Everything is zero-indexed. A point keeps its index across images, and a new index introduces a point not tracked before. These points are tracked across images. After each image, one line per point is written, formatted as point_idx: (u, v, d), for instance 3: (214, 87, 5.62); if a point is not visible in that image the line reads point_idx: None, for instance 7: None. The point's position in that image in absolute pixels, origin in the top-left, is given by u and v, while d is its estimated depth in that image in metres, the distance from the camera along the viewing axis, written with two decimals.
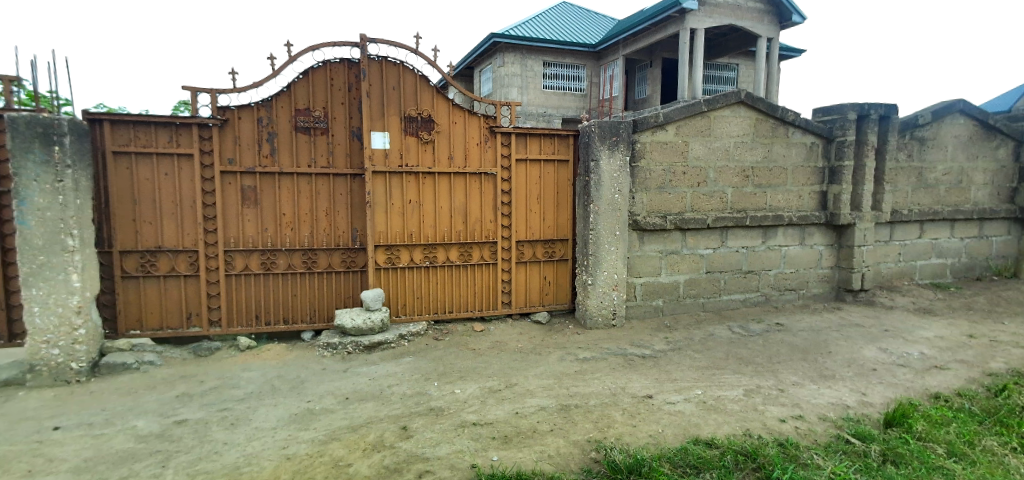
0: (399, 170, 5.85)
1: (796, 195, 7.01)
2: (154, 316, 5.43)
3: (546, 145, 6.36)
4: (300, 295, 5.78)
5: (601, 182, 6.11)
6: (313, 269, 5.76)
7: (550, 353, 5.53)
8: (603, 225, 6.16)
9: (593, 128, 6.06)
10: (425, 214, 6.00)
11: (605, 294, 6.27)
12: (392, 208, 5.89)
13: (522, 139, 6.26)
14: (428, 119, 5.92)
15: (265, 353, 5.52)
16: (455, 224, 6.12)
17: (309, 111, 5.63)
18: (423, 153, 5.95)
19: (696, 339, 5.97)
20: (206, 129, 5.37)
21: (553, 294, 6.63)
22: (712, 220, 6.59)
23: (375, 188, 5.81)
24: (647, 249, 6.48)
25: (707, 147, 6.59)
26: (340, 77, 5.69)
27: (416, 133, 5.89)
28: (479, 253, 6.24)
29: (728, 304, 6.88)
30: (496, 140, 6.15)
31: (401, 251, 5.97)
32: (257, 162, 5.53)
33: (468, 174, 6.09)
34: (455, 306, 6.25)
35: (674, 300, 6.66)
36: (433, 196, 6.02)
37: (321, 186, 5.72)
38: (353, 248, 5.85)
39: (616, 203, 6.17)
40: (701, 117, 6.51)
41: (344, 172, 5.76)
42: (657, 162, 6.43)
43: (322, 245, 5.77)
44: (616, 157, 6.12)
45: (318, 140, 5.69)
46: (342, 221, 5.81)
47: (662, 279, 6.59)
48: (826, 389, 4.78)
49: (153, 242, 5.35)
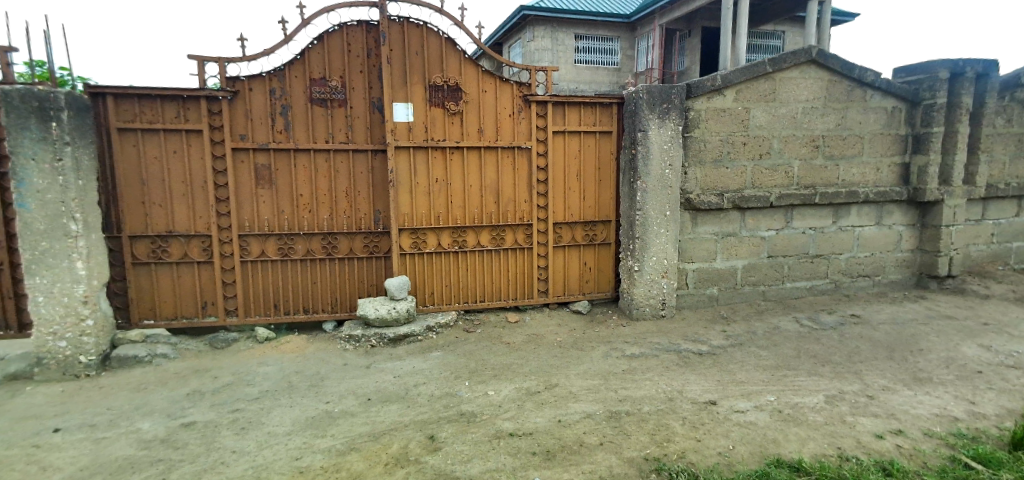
0: (424, 145, 5.29)
1: (873, 168, 6.11)
2: (167, 305, 5.07)
3: (587, 115, 5.67)
4: (320, 284, 5.33)
5: (649, 155, 5.37)
6: (332, 255, 5.30)
7: (592, 349, 4.95)
8: (652, 204, 5.45)
9: (643, 93, 5.30)
10: (453, 194, 5.44)
11: (653, 282, 5.60)
12: (416, 188, 5.35)
13: (559, 108, 5.57)
14: (455, 87, 5.31)
15: (284, 345, 5.11)
16: (486, 205, 5.55)
17: (325, 80, 5.12)
18: (451, 126, 5.36)
19: (759, 332, 5.26)
20: (216, 102, 4.92)
21: (594, 281, 6.01)
22: (776, 198, 5.80)
23: (398, 165, 5.27)
24: (702, 231, 5.76)
25: (771, 115, 5.76)
26: (357, 42, 5.14)
27: (442, 103, 5.30)
28: (512, 236, 5.66)
29: (793, 292, 6.12)
30: (531, 111, 5.49)
31: (428, 235, 5.45)
32: (271, 138, 5.06)
33: (500, 148, 5.48)
34: (487, 295, 5.72)
35: (731, 289, 5.94)
36: (462, 174, 5.44)
37: (341, 164, 5.23)
38: (376, 232, 5.36)
39: (666, 180, 5.45)
40: (764, 79, 5.67)
41: (365, 149, 5.24)
42: (713, 132, 5.63)
43: (342, 229, 5.29)
44: (667, 126, 5.36)
45: (336, 114, 5.18)
46: (363, 202, 5.31)
47: (718, 265, 5.86)
48: (924, 396, 4.04)
49: (164, 226, 4.95)
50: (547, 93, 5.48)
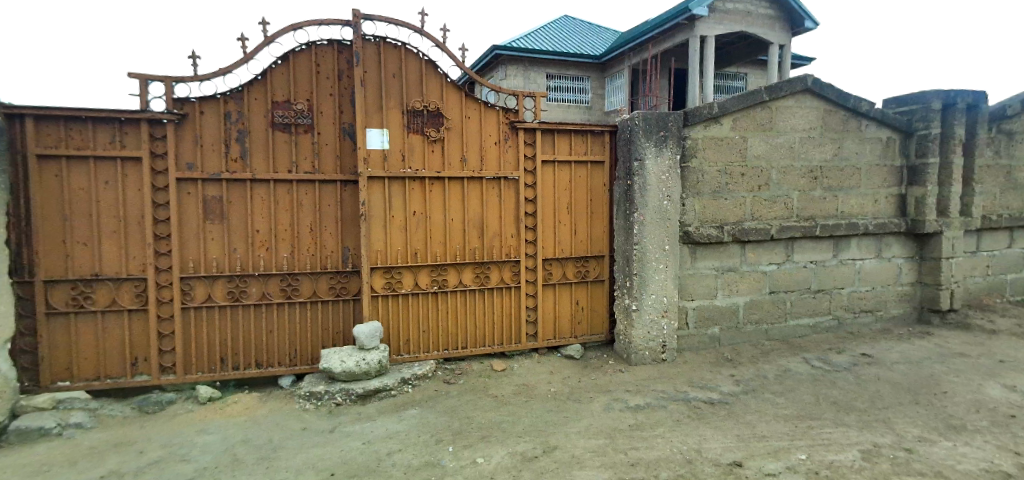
0: (401, 175, 4.75)
1: (871, 199, 5.98)
2: (90, 363, 4.30)
3: (577, 143, 5.31)
4: (278, 333, 4.63)
5: (647, 185, 5.04)
6: (293, 299, 4.62)
7: (592, 401, 4.37)
8: (649, 238, 5.07)
9: (637, 121, 5.02)
10: (433, 229, 4.90)
11: (654, 322, 5.14)
12: (391, 222, 4.78)
13: (548, 137, 5.19)
14: (436, 113, 4.84)
15: (231, 407, 4.34)
16: (470, 240, 5.02)
17: (289, 103, 4.55)
18: (431, 154, 4.86)
19: (770, 375, 4.79)
20: (159, 126, 4.26)
21: (586, 323, 5.49)
22: (777, 231, 5.53)
23: (371, 197, 4.71)
24: (701, 267, 5.40)
25: (768, 145, 5.57)
26: (328, 63, 4.63)
27: (422, 129, 4.81)
28: (498, 275, 5.13)
29: (797, 331, 5.75)
30: (517, 139, 5.07)
31: (405, 274, 4.85)
32: (224, 167, 4.40)
33: (485, 178, 5.01)
34: (470, 341, 5.11)
35: (732, 328, 5.53)
36: (443, 206, 4.92)
37: (305, 195, 4.62)
38: (344, 272, 4.73)
39: (664, 212, 5.12)
40: (761, 108, 5.52)
41: (334, 179, 4.66)
42: (711, 161, 5.37)
43: (306, 269, 4.64)
44: (665, 155, 5.07)
45: (300, 140, 4.58)
46: (330, 237, 4.70)
47: (718, 303, 5.47)
48: (966, 447, 3.61)
49: (90, 269, 4.21)
50: (535, 120, 5.09)
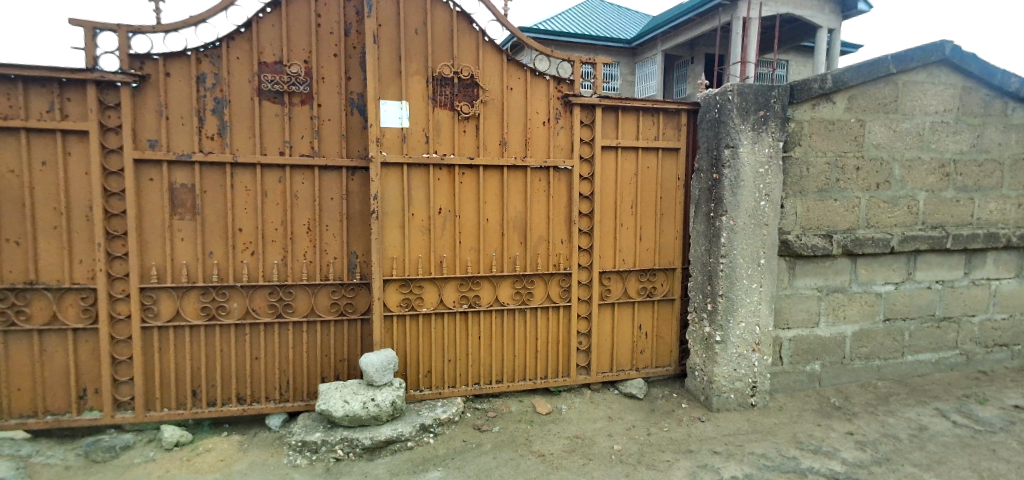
0: (424, 161, 3.68)
1: (1015, 203, 4.68)
2: (24, 395, 3.32)
3: (646, 125, 4.15)
4: (265, 360, 3.62)
5: (739, 181, 3.82)
6: (284, 317, 3.60)
7: (673, 468, 3.29)
8: (741, 249, 3.89)
9: (734, 94, 3.76)
10: (463, 231, 3.83)
11: (741, 357, 3.99)
12: (410, 221, 3.73)
13: (611, 116, 4.06)
14: (470, 81, 3.75)
15: (200, 457, 3.32)
16: (509, 245, 3.94)
17: (281, 66, 3.50)
18: (462, 135, 3.76)
19: (903, 437, 3.64)
20: (112, 90, 3.28)
21: (651, 352, 4.39)
22: (898, 242, 4.31)
23: (386, 188, 3.65)
24: (802, 286, 4.23)
25: (891, 130, 4.30)
26: (331, 13, 3.57)
27: (451, 103, 3.72)
28: (544, 291, 4.05)
29: (916, 368, 4.58)
30: (574, 118, 3.95)
31: (427, 288, 3.80)
32: (196, 146, 3.38)
33: (530, 168, 3.90)
34: (507, 374, 4.06)
35: (836, 364, 4.39)
36: (476, 202, 3.84)
37: (301, 184, 3.59)
38: (350, 284, 3.69)
39: (760, 215, 3.90)
40: (884, 83, 4.24)
41: (338, 165, 3.61)
42: (819, 151, 4.13)
43: (301, 280, 3.61)
44: (763, 141, 3.84)
45: (295, 111, 3.54)
46: (333, 240, 3.67)
47: (820, 332, 4.32)
48: None
49: (23, 276, 3.25)
50: (595, 95, 3.96)
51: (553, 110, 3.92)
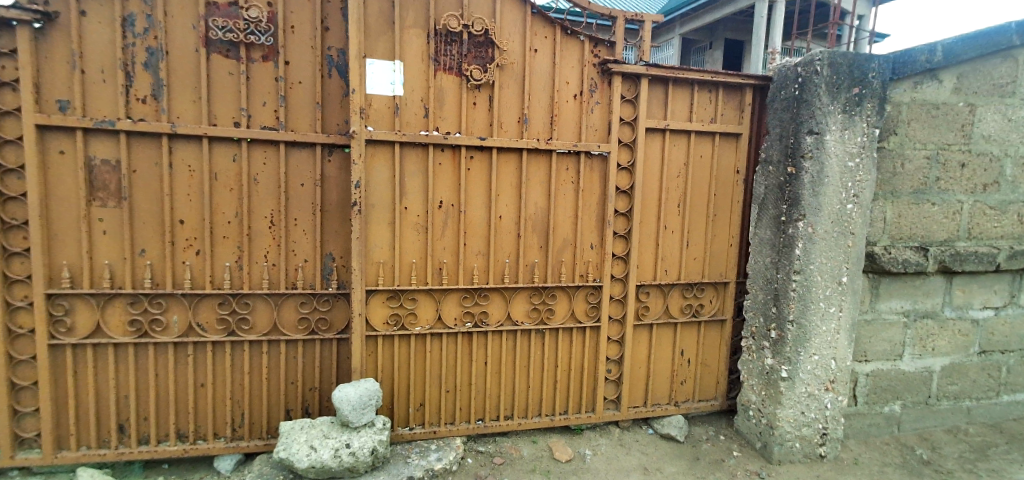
0: (421, 140, 2.85)
1: None
2: None
3: (701, 103, 3.31)
4: (213, 388, 2.84)
5: (823, 177, 2.99)
6: (238, 336, 2.80)
7: None
8: (819, 264, 3.08)
9: (824, 64, 2.90)
10: (468, 230, 3.02)
11: (812, 397, 3.20)
12: (402, 217, 2.92)
13: (659, 90, 3.23)
14: (483, 39, 2.90)
15: None
16: (526, 250, 3.14)
17: (237, 8, 2.65)
18: (472, 109, 2.94)
19: None
20: (8, 33, 2.46)
21: (694, 383, 3.61)
22: (1006, 259, 3.48)
23: (372, 174, 2.84)
24: (885, 310, 3.43)
25: (1006, 119, 3.43)
26: None
27: (458, 66, 2.89)
28: (567, 307, 3.26)
29: (1011, 411, 3.78)
30: (613, 91, 3.11)
31: (421, 301, 3.00)
32: (121, 110, 2.55)
33: (557, 152, 3.07)
34: (518, 408, 3.28)
35: (919, 405, 3.60)
36: (486, 194, 3.03)
37: (262, 165, 2.76)
38: (323, 295, 2.88)
39: (845, 222, 3.07)
40: (1003, 59, 3.36)
41: (311, 142, 2.77)
42: (918, 142, 3.29)
43: (259, 288, 2.81)
44: (855, 127, 2.99)
45: (253, 69, 2.69)
46: (303, 238, 2.86)
47: (903, 367, 3.53)
48: None
49: None
50: (640, 63, 3.11)
51: (587, 79, 3.08)
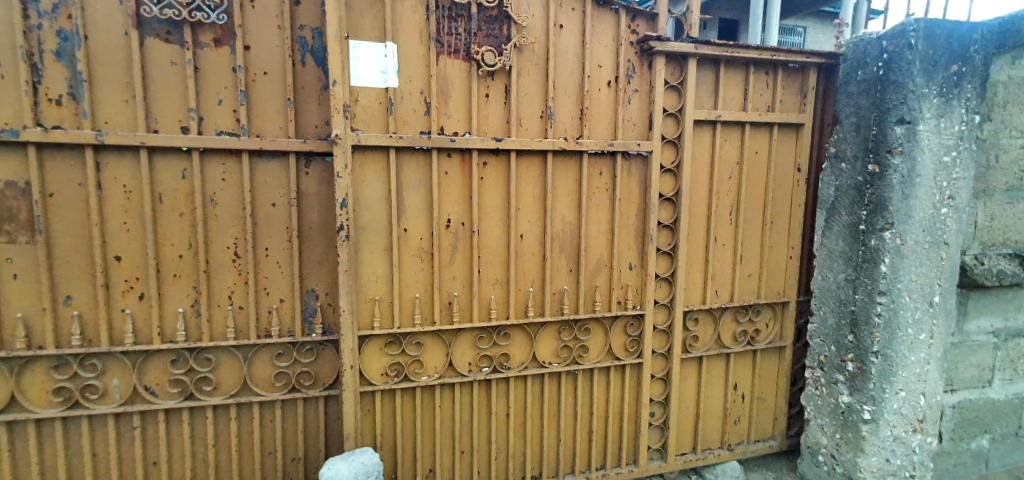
0: (423, 145, 2.27)
1: None
2: None
3: (755, 89, 2.75)
4: (168, 467, 2.25)
5: (915, 177, 2.45)
6: (196, 401, 2.21)
7: None
8: (909, 282, 2.53)
9: (918, 36, 2.37)
10: (483, 253, 2.46)
11: (901, 441, 2.66)
12: (402, 242, 2.34)
13: (707, 73, 2.67)
14: (495, 13, 2.32)
15: None
16: (554, 275, 2.58)
17: None
18: (484, 102, 2.35)
19: None
20: None
21: (749, 421, 3.07)
22: None
23: (361, 189, 2.25)
24: (974, 331, 2.90)
25: None
26: None
27: (466, 48, 2.30)
28: (602, 341, 2.71)
29: None
30: (655, 77, 2.54)
31: (428, 345, 2.43)
32: (28, 116, 1.92)
33: (588, 155, 2.51)
34: (547, 465, 2.73)
35: (1010, 437, 3.09)
36: (504, 210, 2.46)
37: (221, 181, 2.15)
38: (305, 344, 2.31)
39: (940, 230, 2.53)
40: None
41: (284, 151, 2.18)
42: (1014, 129, 2.76)
43: (224, 338, 2.21)
44: (953, 115, 2.46)
45: (203, 58, 2.08)
46: (277, 273, 2.26)
47: (994, 395, 3.01)
48: None
49: None
50: (687, 40, 2.55)
51: (624, 61, 2.50)
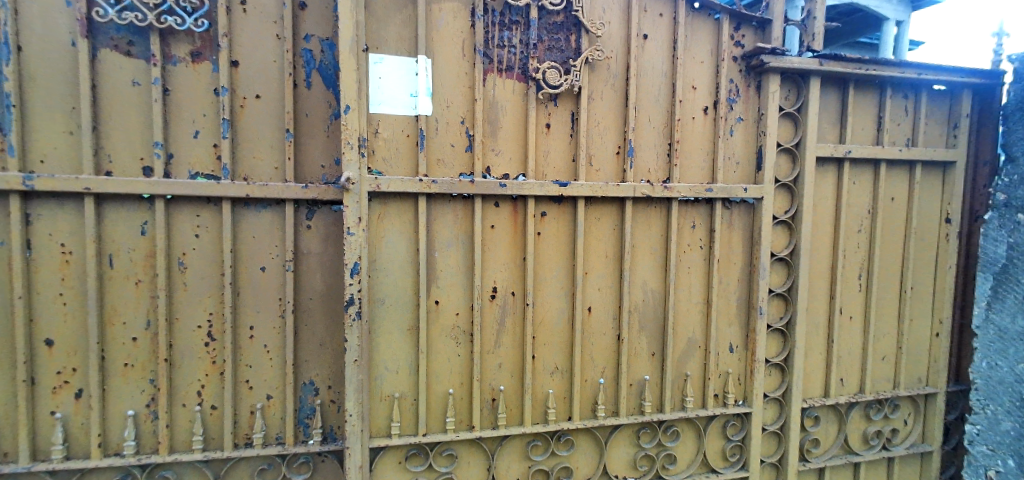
0: (462, 189, 1.69)
1: None
2: None
3: (893, 116, 2.11)
4: None
5: None
6: None
7: None
8: None
9: None
10: (539, 333, 1.83)
11: None
12: (432, 318, 1.74)
13: (830, 97, 2.04)
14: (561, 19, 1.76)
15: None
16: (631, 361, 1.93)
17: None
18: (545, 134, 1.77)
19: None
20: None
21: None
22: None
23: (379, 249, 1.67)
24: None
25: None
26: None
27: (522, 65, 1.74)
28: (693, 448, 2.02)
29: None
30: (768, 101, 1.92)
31: (462, 457, 1.79)
32: None
33: (678, 202, 1.89)
34: None
35: None
36: (567, 274, 1.84)
37: (192, 239, 1.60)
38: (298, 457, 1.70)
39: None
40: None
41: (277, 197, 1.62)
42: None
43: (188, 452, 1.62)
44: None
45: (175, 76, 1.56)
46: (263, 362, 1.67)
47: None
48: None
49: None
50: (809, 54, 1.93)
51: (726, 81, 1.90)
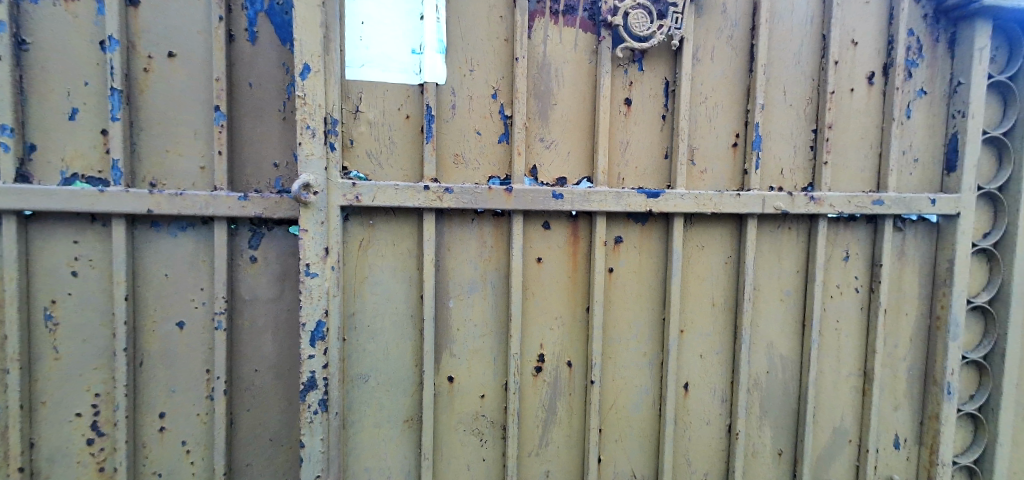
0: (492, 202, 1.05)
1: None
2: None
3: None
4: None
5: None
6: None
7: None
8: None
9: None
10: (608, 422, 1.18)
11: None
12: (443, 405, 1.11)
13: None
14: None
15: None
16: (747, 465, 1.26)
17: None
18: (622, 114, 1.12)
19: None
20: None
21: None
22: None
23: (359, 297, 1.06)
24: None
25: None
26: None
27: (590, 4, 1.10)
28: None
29: None
30: (971, 63, 1.23)
31: None
32: None
33: (827, 221, 1.21)
34: None
35: None
36: (652, 332, 1.18)
37: (65, 279, 1.01)
38: None
39: None
40: None
41: (200, 214, 1.02)
42: None
43: None
44: None
45: (38, 21, 0.97)
46: (181, 469, 1.08)
47: None
48: None
49: None
50: None
51: (906, 32, 1.21)
